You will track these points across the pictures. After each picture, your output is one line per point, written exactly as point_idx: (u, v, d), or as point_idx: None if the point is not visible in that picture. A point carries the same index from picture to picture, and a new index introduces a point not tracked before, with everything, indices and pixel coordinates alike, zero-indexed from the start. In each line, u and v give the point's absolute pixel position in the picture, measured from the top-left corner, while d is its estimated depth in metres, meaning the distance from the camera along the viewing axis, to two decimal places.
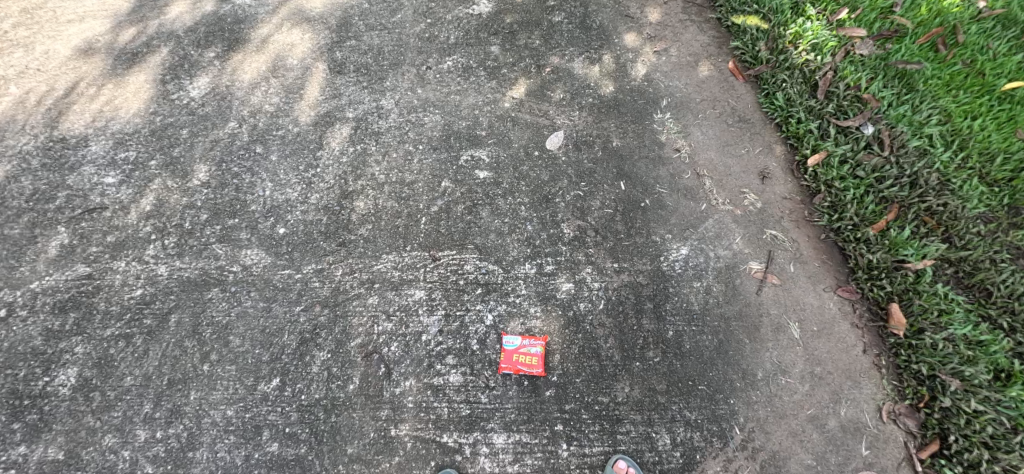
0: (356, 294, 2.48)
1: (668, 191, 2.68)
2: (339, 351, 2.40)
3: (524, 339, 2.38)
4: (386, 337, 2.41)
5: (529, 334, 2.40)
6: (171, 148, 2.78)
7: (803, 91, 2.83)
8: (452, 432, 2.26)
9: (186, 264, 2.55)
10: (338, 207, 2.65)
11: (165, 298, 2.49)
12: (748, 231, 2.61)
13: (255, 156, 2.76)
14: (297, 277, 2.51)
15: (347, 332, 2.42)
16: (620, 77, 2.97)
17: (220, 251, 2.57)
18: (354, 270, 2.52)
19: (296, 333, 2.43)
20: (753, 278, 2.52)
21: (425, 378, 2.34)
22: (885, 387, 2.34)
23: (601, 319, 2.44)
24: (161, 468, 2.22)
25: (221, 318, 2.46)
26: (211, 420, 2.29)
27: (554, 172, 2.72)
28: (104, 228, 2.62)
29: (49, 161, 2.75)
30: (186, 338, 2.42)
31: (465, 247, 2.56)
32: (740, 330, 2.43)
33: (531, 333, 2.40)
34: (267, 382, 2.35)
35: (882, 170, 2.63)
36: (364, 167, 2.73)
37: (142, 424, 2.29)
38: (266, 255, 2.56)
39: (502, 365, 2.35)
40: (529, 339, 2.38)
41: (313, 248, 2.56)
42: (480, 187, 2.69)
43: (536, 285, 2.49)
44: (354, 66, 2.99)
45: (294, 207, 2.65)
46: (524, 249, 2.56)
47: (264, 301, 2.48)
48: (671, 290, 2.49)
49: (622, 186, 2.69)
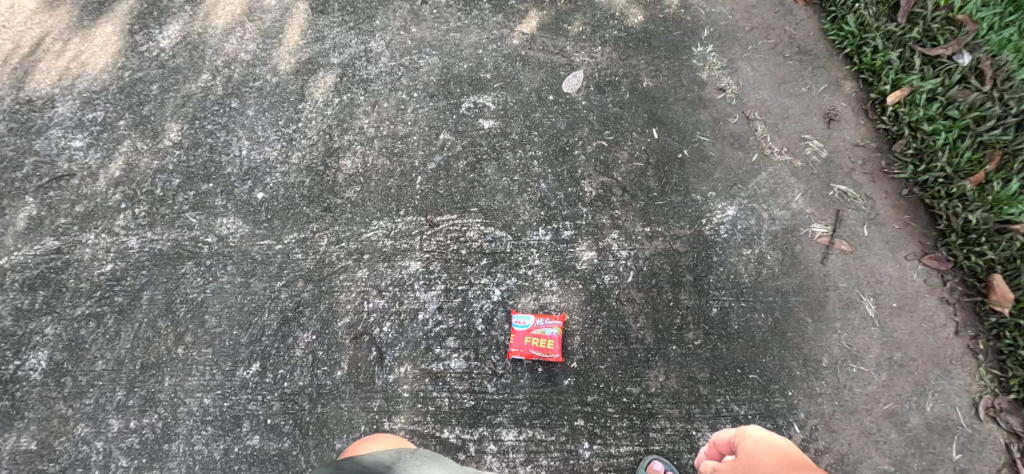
0: (343, 267, 2.12)
1: (711, 139, 2.18)
2: (325, 332, 2.08)
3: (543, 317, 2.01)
4: (377, 316, 2.06)
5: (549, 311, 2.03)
6: (141, 105, 2.42)
7: (880, 13, 2.25)
8: (454, 426, 1.95)
9: (158, 236, 2.27)
10: (322, 167, 2.23)
11: (137, 273, 2.26)
12: (810, 187, 2.15)
13: (231, 112, 2.34)
14: (277, 249, 2.17)
15: (333, 310, 2.09)
16: (653, 5, 2.41)
17: (194, 219, 2.26)
18: (341, 239, 2.15)
19: (277, 311, 2.13)
20: (818, 244, 2.09)
21: (422, 364, 2.01)
22: (983, 378, 1.91)
23: (630, 295, 2.04)
24: (135, 461, 2.06)
25: (196, 295, 2.20)
26: (187, 409, 2.10)
27: (572, 118, 2.21)
28: (72, 197, 2.37)
29: (16, 125, 2.48)
30: (158, 317, 2.21)
31: (467, 210, 2.14)
32: (801, 307, 2.03)
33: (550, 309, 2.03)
34: (246, 367, 2.11)
35: (982, 109, 2.07)
36: (351, 120, 2.27)
37: (115, 413, 2.11)
38: (243, 223, 2.22)
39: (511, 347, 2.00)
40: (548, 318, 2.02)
41: (295, 214, 2.19)
42: (485, 139, 2.20)
43: (552, 255, 2.08)
44: (339, 3, 2.50)
45: (273, 168, 2.25)
46: (538, 211, 2.12)
47: (241, 276, 2.18)
48: (715, 259, 2.07)
49: (655, 134, 2.19)
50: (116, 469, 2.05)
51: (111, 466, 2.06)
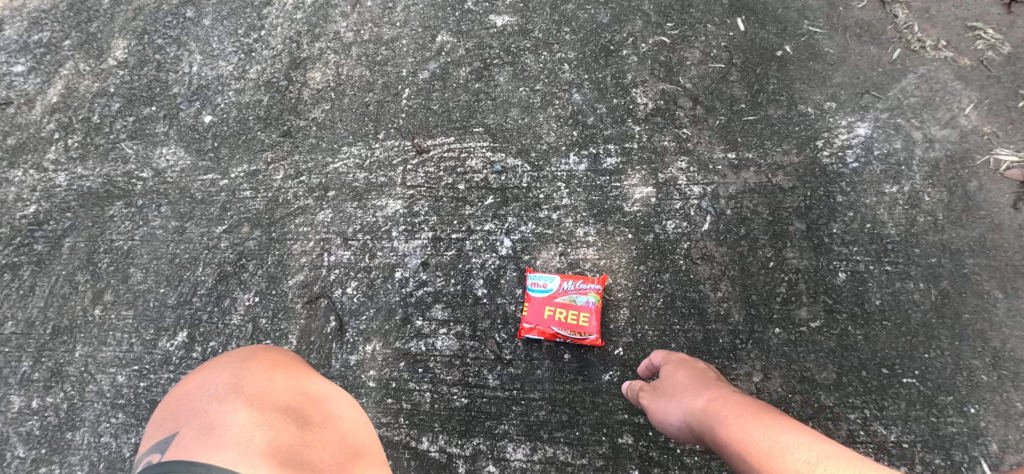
0: (301, 208, 1.56)
1: (826, 31, 1.49)
2: (271, 294, 1.51)
3: (575, 280, 1.36)
4: (340, 274, 1.48)
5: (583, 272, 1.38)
6: (89, 22, 1.99)
7: None
8: (437, 435, 1.33)
9: (89, 171, 1.80)
10: (285, 82, 1.70)
11: (60, 216, 1.79)
12: (988, 95, 1.40)
13: (185, 22, 1.86)
14: (222, 185, 1.64)
15: (284, 264, 1.53)
16: None
17: (130, 151, 1.77)
18: (302, 173, 1.59)
19: (215, 265, 1.58)
20: (1008, 179, 1.33)
21: (397, 343, 1.40)
22: None
23: (705, 250, 1.36)
24: (33, 452, 1.58)
25: (122, 244, 1.70)
26: (97, 389, 1.60)
27: (619, 8, 1.57)
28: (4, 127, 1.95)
29: None
30: (78, 271, 1.72)
31: (468, 132, 1.54)
32: (985, 274, 1.29)
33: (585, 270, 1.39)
34: (170, 337, 1.58)
35: None
36: (325, 23, 1.73)
37: (16, 388, 1.64)
38: (185, 154, 1.71)
39: (524, 321, 1.35)
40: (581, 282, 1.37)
41: (248, 140, 1.66)
42: (497, 39, 1.60)
43: (587, 193, 1.43)
44: None
45: (227, 85, 1.75)
46: (568, 132, 1.49)
47: (177, 219, 1.66)
48: (839, 201, 1.36)
49: (741, 26, 1.52)
50: (11, 461, 1.58)
51: (6, 457, 1.59)
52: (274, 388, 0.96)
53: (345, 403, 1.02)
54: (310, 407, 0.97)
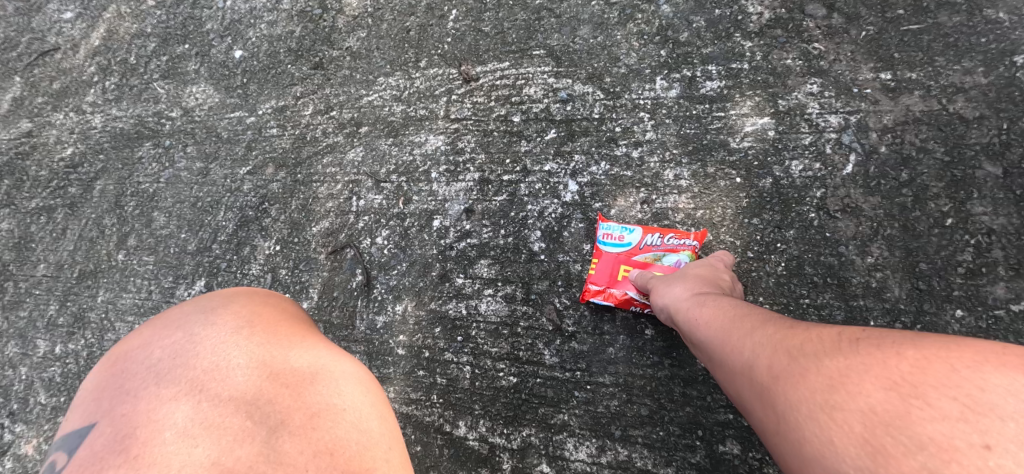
0: (330, 147, 1.33)
1: None
2: (292, 243, 1.29)
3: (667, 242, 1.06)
4: (369, 221, 1.23)
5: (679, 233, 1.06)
6: None
7: None
8: (476, 421, 1.04)
9: (122, 113, 1.67)
10: (321, 10, 1.49)
11: (94, 159, 1.68)
12: None
13: None
14: (249, 123, 1.45)
15: (308, 209, 1.30)
16: None
17: (162, 90, 1.62)
18: (333, 108, 1.37)
19: (236, 210, 1.38)
20: None
21: (432, 304, 1.13)
22: None
23: (846, 200, 0.99)
24: (53, 400, 1.48)
25: (147, 186, 1.55)
26: (115, 337, 1.46)
27: None
28: (53, 73, 1.89)
29: (20, 4, 2.10)
30: (106, 215, 1.60)
31: (527, 55, 1.25)
32: None
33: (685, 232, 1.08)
34: (189, 284, 1.39)
35: None
36: None
37: (44, 332, 1.56)
38: (214, 92, 1.53)
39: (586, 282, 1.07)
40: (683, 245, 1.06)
41: (279, 75, 1.46)
42: None
43: (680, 126, 1.10)
44: None
45: (260, 17, 1.56)
46: (656, 51, 1.16)
47: (201, 161, 1.48)
48: None
49: None
50: (34, 408, 1.49)
51: (30, 403, 1.50)
52: (251, 372, 0.68)
53: (346, 376, 0.69)
54: (289, 388, 0.66)
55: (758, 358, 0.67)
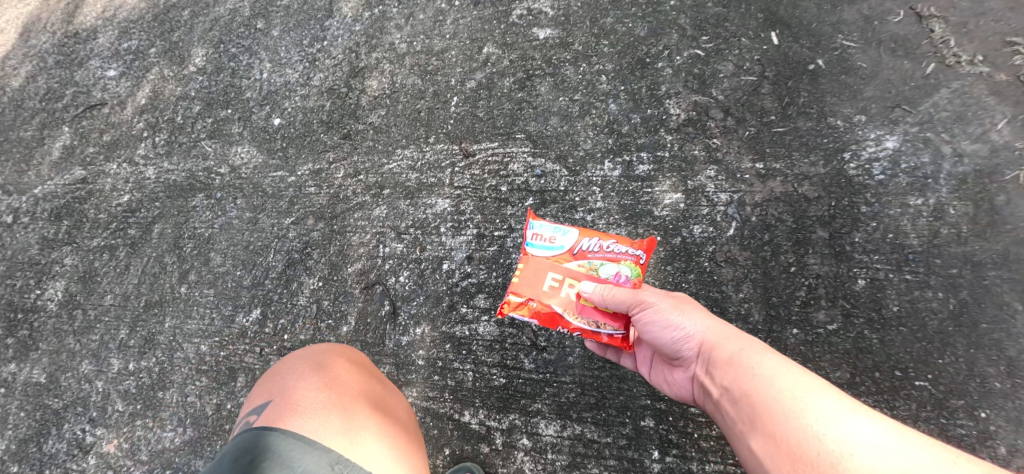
0: (359, 204, 1.73)
1: (860, 45, 1.53)
2: (332, 279, 1.70)
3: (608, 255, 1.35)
4: (393, 264, 1.65)
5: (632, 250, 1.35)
6: (172, 32, 2.21)
7: None
8: (476, 410, 1.49)
9: (174, 166, 2.03)
10: (346, 89, 1.88)
11: (150, 205, 2.04)
12: (1022, 111, 1.42)
13: (256, 33, 2.07)
14: (290, 182, 1.83)
15: (344, 253, 1.71)
16: None
17: (209, 149, 1.99)
18: (360, 172, 1.77)
19: (284, 253, 1.78)
20: None
21: (443, 326, 1.56)
22: None
23: (729, 253, 1.46)
24: (131, 407, 1.88)
25: (203, 231, 1.92)
26: (184, 356, 1.86)
27: (656, 23, 1.66)
28: (102, 126, 2.22)
29: (63, 58, 2.41)
30: (166, 253, 1.97)
31: (511, 138, 1.67)
32: (1006, 286, 1.33)
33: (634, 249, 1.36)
34: (246, 314, 1.80)
35: None
36: (382, 35, 1.90)
37: (116, 352, 1.95)
38: (257, 153, 1.91)
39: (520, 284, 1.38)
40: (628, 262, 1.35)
41: (312, 142, 1.85)
42: (539, 52, 1.72)
43: (620, 197, 1.55)
44: None
45: (293, 91, 1.94)
46: (604, 139, 1.60)
47: (250, 211, 1.86)
48: (863, 211, 1.43)
49: (774, 40, 1.58)
50: (113, 414, 1.89)
51: (109, 410, 1.90)
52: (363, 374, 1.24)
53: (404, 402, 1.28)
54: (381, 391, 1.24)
55: (744, 393, 1.05)
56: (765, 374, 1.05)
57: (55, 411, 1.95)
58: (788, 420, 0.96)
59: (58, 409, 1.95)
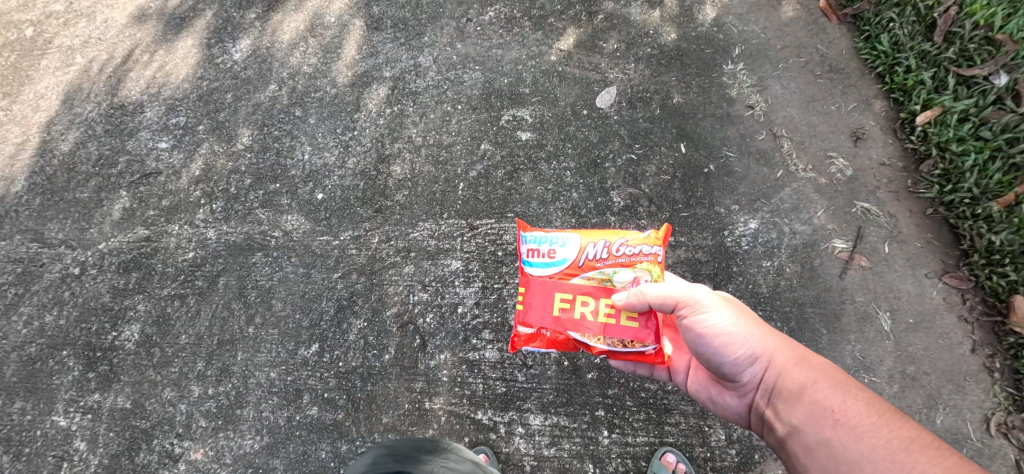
0: (392, 263, 2.38)
1: (737, 155, 2.30)
2: (375, 320, 2.35)
3: (610, 259, 1.80)
4: (421, 308, 2.33)
5: (636, 245, 1.80)
6: (218, 113, 2.73)
7: (916, 32, 2.28)
8: (487, 409, 2.21)
9: (233, 229, 2.58)
10: (375, 172, 2.48)
11: (214, 261, 2.59)
12: (832, 203, 2.23)
13: (295, 120, 2.63)
14: (335, 244, 2.45)
15: (383, 300, 2.36)
16: (685, 22, 2.47)
17: (263, 216, 2.55)
18: (391, 238, 2.40)
19: (334, 300, 2.41)
20: (837, 259, 2.18)
21: (460, 352, 2.27)
22: (997, 394, 2.00)
23: None
24: (213, 422, 2.45)
25: (264, 282, 2.50)
26: (256, 381, 2.44)
27: (604, 133, 2.37)
28: (160, 192, 2.70)
29: (111, 128, 2.83)
30: (233, 300, 2.53)
31: (504, 216, 2.34)
32: (817, 318, 2.14)
33: (636, 245, 1.80)
34: (307, 347, 2.41)
35: (1019, 130, 2.10)
36: (401, 129, 2.51)
37: (196, 380, 2.51)
38: (305, 221, 2.50)
39: (545, 311, 1.82)
40: (634, 256, 1.79)
41: (350, 214, 2.46)
42: (522, 151, 2.39)
43: None
44: (391, 21, 2.67)
45: (332, 172, 2.52)
46: (569, 218, 2.29)
47: (304, 267, 2.47)
48: (735, 269, 2.20)
49: (683, 149, 2.32)
50: (198, 428, 2.46)
51: (194, 425, 2.46)
52: None
53: None
54: None
55: (823, 403, 1.54)
56: (819, 383, 1.59)
57: (143, 429, 2.49)
58: (850, 418, 1.49)
59: (146, 427, 2.50)
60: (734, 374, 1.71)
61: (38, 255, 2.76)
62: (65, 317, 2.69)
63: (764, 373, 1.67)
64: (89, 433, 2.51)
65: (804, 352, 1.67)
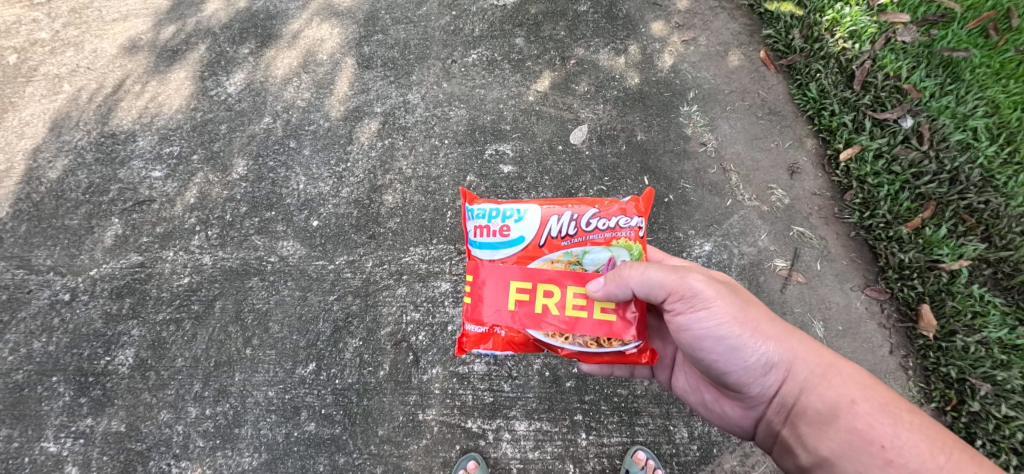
0: (386, 285, 2.58)
1: (693, 186, 2.62)
2: (370, 339, 2.52)
3: (578, 238, 1.90)
4: (414, 327, 2.53)
5: (610, 221, 1.91)
6: (212, 143, 2.87)
7: (837, 82, 2.70)
8: (476, 418, 2.42)
9: (228, 255, 2.69)
10: (368, 201, 2.69)
11: (210, 285, 2.66)
12: (773, 228, 2.57)
13: (290, 151, 2.82)
14: (330, 268, 2.62)
15: (377, 321, 2.54)
16: (646, 68, 2.87)
17: (259, 242, 2.69)
18: (384, 262, 2.61)
19: (330, 321, 2.56)
20: (778, 276, 2.51)
21: (450, 367, 2.48)
22: (912, 389, 2.33)
23: None
24: (211, 442, 2.45)
25: (261, 305, 2.61)
26: (255, 400, 2.49)
27: (577, 166, 2.66)
28: (153, 219, 2.78)
29: (101, 155, 2.89)
30: (230, 324, 2.60)
31: None
32: None
33: (610, 226, 1.91)
34: (304, 366, 2.52)
35: (921, 166, 2.51)
36: (392, 162, 2.74)
37: (193, 402, 2.51)
38: (301, 246, 2.66)
39: (514, 298, 1.90)
40: (610, 235, 1.91)
41: (345, 240, 2.65)
42: (504, 182, 2.65)
43: None
44: (381, 61, 2.97)
45: (326, 200, 2.72)
46: None
47: (300, 290, 2.61)
48: None
49: (646, 181, 2.63)
50: (195, 448, 2.45)
51: (191, 446, 2.46)
52: None
53: None
54: None
55: (849, 422, 1.67)
56: (851, 401, 1.70)
57: (139, 452, 2.46)
58: (879, 437, 1.62)
59: (143, 450, 2.46)
60: (756, 385, 1.82)
61: (25, 282, 2.69)
62: (54, 343, 2.61)
63: (785, 382, 1.79)
64: (81, 458, 2.44)
65: (829, 365, 1.78)
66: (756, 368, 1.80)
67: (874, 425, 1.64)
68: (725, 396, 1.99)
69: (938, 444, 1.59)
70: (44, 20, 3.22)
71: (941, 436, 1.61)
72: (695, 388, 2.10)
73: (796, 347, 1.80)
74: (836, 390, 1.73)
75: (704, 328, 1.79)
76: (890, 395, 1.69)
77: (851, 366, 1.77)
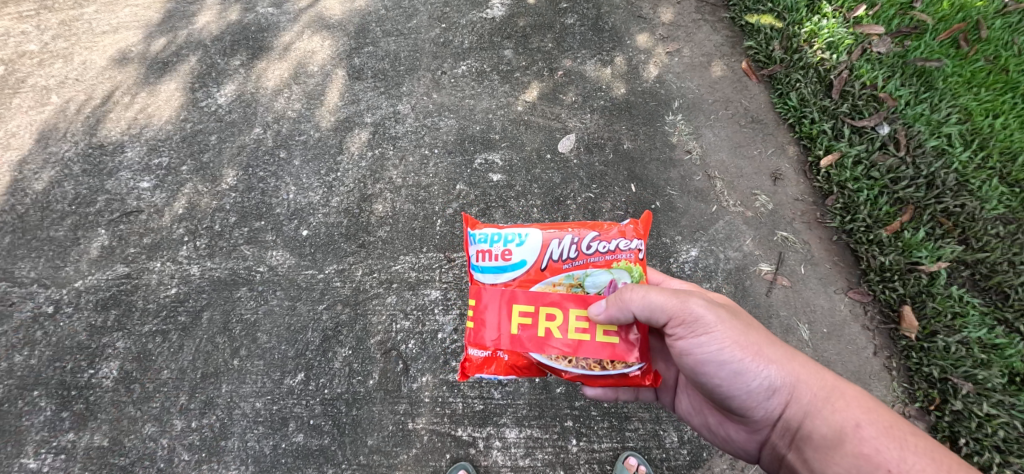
0: (376, 294, 2.58)
1: (679, 193, 2.67)
2: (360, 347, 2.51)
3: (579, 261, 1.92)
4: (404, 335, 2.52)
5: (611, 243, 1.93)
6: (201, 153, 2.88)
7: (817, 91, 2.77)
8: (466, 426, 2.41)
9: (217, 265, 2.68)
10: (358, 210, 2.71)
11: (198, 296, 2.63)
12: (758, 233, 2.62)
13: (280, 161, 2.83)
14: (320, 277, 2.62)
15: (367, 330, 2.53)
16: (632, 79, 2.93)
17: (248, 252, 2.68)
18: (374, 270, 2.61)
19: (320, 330, 2.54)
20: (763, 280, 2.54)
21: (440, 374, 2.47)
22: (896, 389, 2.35)
23: None
24: (197, 456, 2.39)
25: (249, 316, 2.59)
26: (242, 412, 2.44)
27: (566, 174, 2.70)
28: (140, 230, 2.75)
29: (89, 167, 2.88)
30: (217, 335, 2.57)
31: None
32: None
33: (613, 247, 1.93)
34: (292, 376, 2.48)
35: (898, 171, 2.59)
36: (382, 171, 2.76)
37: (179, 415, 2.45)
38: (290, 256, 2.66)
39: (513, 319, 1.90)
40: (612, 257, 1.93)
41: (335, 249, 2.65)
42: (494, 190, 2.68)
43: None
44: (372, 72, 3.01)
45: (316, 209, 2.72)
46: None
47: (289, 299, 2.60)
48: None
49: (633, 189, 2.67)
50: (180, 463, 2.38)
51: (176, 460, 2.38)
52: None
53: None
54: None
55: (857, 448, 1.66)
56: (857, 425, 1.70)
57: (122, 467, 2.38)
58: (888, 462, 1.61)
59: (126, 465, 2.38)
60: (760, 409, 1.82)
61: (7, 294, 2.65)
62: (36, 357, 2.55)
63: (789, 406, 1.79)
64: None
65: (831, 388, 1.78)
66: (760, 392, 1.80)
67: (880, 449, 1.63)
68: (730, 420, 1.98)
69: (944, 467, 1.59)
70: (33, 33, 3.23)
71: (947, 461, 1.60)
72: (699, 411, 2.08)
73: (798, 369, 1.80)
74: (841, 414, 1.73)
75: (707, 353, 1.79)
76: (893, 419, 1.69)
77: (852, 388, 1.78)
